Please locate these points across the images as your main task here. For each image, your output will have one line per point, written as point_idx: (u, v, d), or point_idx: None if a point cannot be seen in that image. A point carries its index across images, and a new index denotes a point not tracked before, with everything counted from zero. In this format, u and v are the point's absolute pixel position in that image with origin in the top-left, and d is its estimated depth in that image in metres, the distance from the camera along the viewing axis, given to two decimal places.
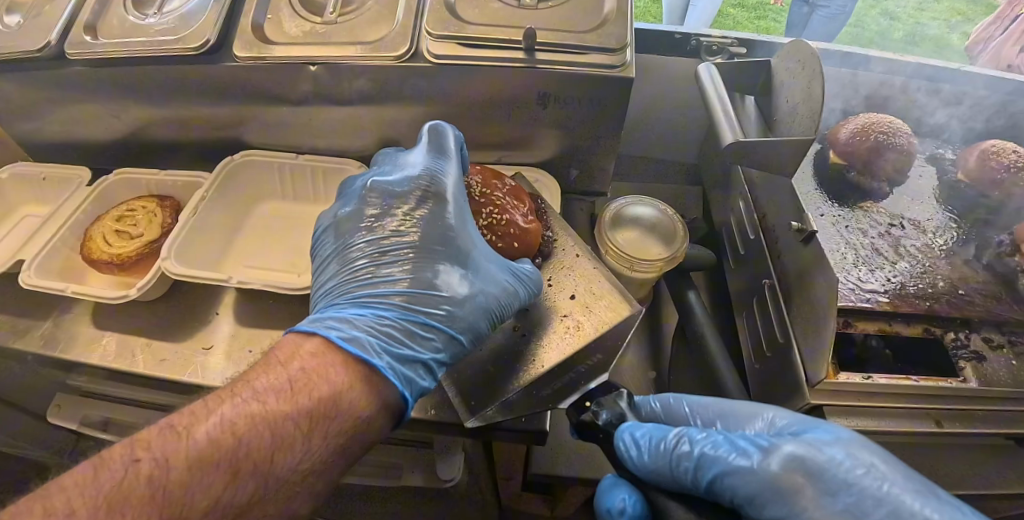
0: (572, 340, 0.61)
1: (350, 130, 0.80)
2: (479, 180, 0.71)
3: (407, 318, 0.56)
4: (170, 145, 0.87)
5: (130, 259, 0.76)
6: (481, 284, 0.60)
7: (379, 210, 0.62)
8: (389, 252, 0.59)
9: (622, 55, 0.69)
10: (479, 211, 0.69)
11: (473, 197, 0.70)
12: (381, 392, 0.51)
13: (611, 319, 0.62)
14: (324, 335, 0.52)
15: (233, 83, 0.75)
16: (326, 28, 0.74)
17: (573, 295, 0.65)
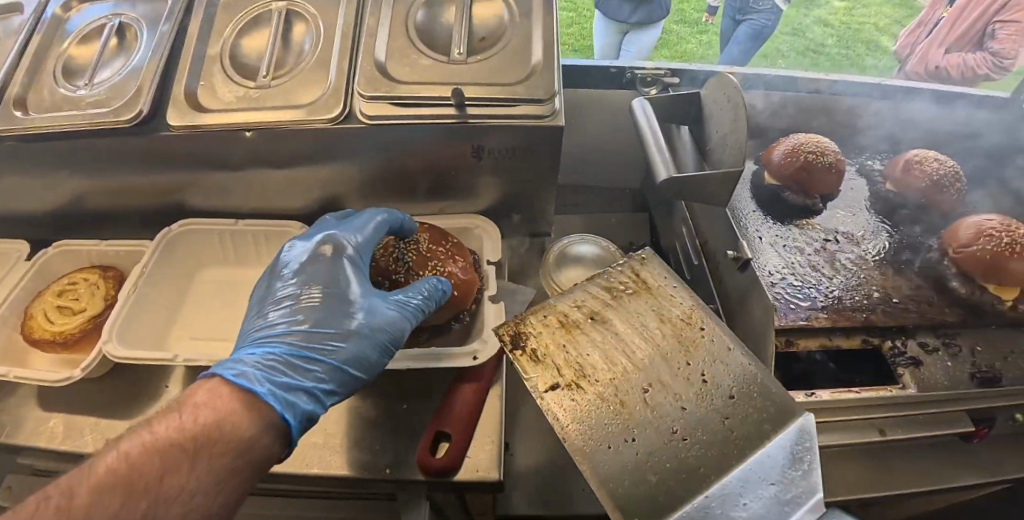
0: (729, 448, 0.48)
1: (292, 188, 0.81)
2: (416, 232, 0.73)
3: (299, 354, 0.56)
4: (111, 212, 0.86)
5: (73, 336, 0.75)
6: (377, 320, 0.60)
7: (284, 262, 0.63)
8: (287, 298, 0.60)
9: (550, 105, 0.71)
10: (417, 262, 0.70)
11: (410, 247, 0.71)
12: (267, 419, 0.51)
13: (764, 423, 0.49)
14: (219, 374, 0.53)
15: (170, 151, 0.76)
16: (260, 91, 0.75)
17: (733, 393, 0.52)
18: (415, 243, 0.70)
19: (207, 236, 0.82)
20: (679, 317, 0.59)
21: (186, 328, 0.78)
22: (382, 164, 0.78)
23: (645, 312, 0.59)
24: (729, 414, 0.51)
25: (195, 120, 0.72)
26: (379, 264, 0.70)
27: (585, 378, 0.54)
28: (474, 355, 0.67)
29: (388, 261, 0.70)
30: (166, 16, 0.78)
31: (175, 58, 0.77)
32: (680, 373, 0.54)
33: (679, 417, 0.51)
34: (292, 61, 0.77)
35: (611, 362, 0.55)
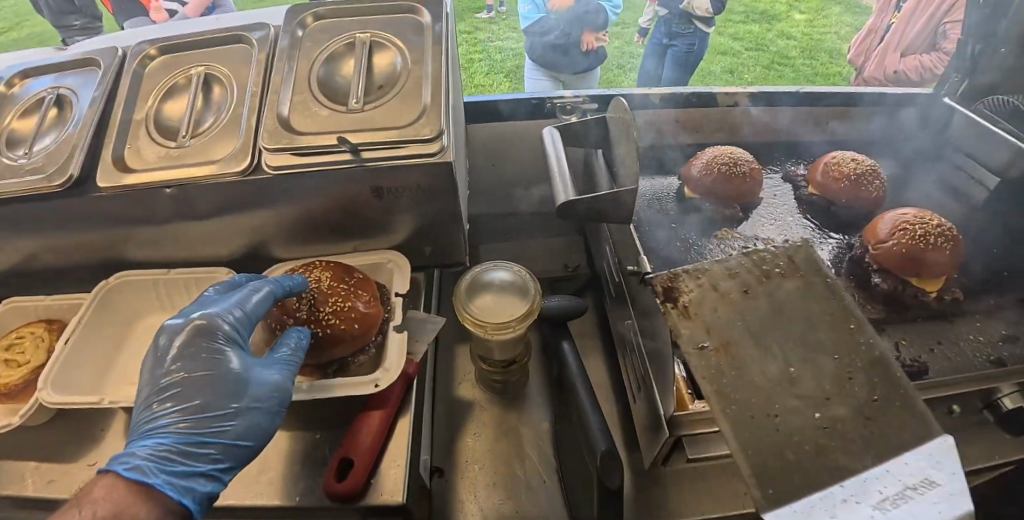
0: (870, 454, 0.51)
1: (220, 236, 0.87)
2: (322, 274, 0.77)
3: (186, 439, 0.61)
4: (58, 271, 0.93)
5: (15, 387, 0.80)
6: (262, 390, 0.65)
7: (164, 348, 0.65)
8: (170, 385, 0.63)
9: (439, 142, 0.76)
10: (322, 300, 0.74)
11: (317, 287, 0.75)
12: (161, 504, 0.57)
13: (905, 441, 0.52)
14: (111, 470, 0.57)
15: (101, 210, 0.82)
16: (180, 150, 0.82)
17: (874, 396, 0.56)
18: (317, 282, 0.75)
19: (144, 286, 0.89)
20: (831, 309, 0.64)
21: (124, 374, 0.83)
22: (296, 208, 0.83)
23: (797, 294, 0.66)
24: (871, 415, 0.54)
25: (119, 181, 0.79)
26: (286, 305, 0.75)
27: (732, 345, 0.62)
28: (374, 383, 0.71)
29: (295, 302, 0.75)
30: (95, 88, 0.85)
31: (104, 125, 0.84)
32: (828, 368, 0.59)
33: (826, 401, 0.56)
34: (210, 120, 0.84)
35: (772, 336, 0.62)
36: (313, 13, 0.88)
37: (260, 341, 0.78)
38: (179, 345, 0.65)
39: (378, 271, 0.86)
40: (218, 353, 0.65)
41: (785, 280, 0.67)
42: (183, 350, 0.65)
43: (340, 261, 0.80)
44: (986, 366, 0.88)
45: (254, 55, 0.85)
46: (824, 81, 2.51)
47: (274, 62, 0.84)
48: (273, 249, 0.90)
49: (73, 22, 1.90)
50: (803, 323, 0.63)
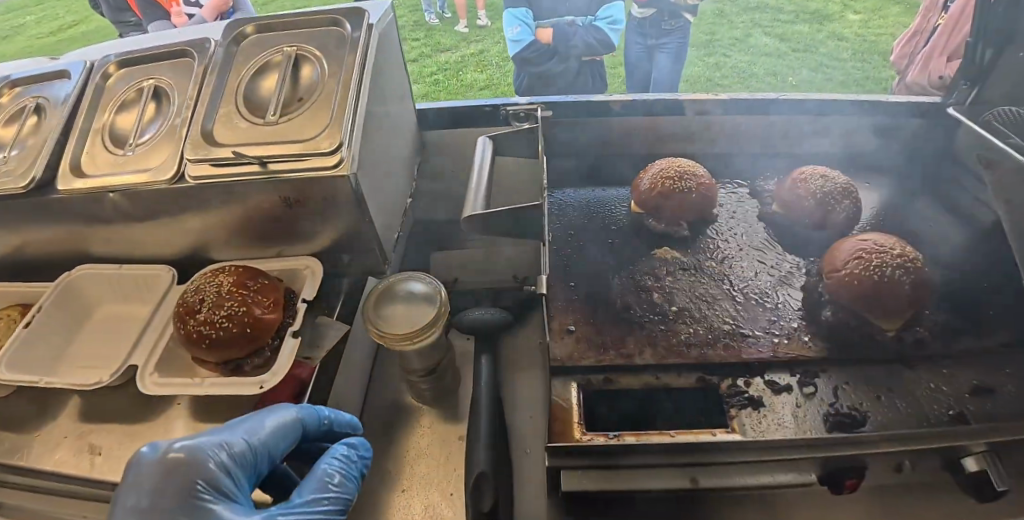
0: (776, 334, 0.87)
1: (164, 237, 0.95)
2: (230, 279, 0.81)
3: None
4: (40, 261, 1.04)
5: None
6: None
7: (132, 504, 0.56)
8: None
9: (338, 155, 0.79)
10: (221, 303, 0.78)
11: (220, 292, 0.79)
12: None
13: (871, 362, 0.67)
14: None
15: (60, 209, 0.91)
16: (125, 157, 0.90)
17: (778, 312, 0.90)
18: (221, 285, 0.80)
19: (101, 279, 0.98)
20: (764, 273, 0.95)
21: (74, 357, 0.92)
22: (220, 213, 0.89)
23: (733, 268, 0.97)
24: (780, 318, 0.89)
25: (67, 183, 0.88)
26: (189, 302, 0.79)
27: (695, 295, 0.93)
28: (259, 384, 0.74)
29: (196, 299, 0.79)
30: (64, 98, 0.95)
31: (67, 132, 0.93)
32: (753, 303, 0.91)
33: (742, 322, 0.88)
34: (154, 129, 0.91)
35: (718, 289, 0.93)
36: (250, 28, 0.93)
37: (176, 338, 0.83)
38: (157, 484, 0.57)
39: (295, 277, 0.90)
40: (210, 510, 0.58)
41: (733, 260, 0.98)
42: (158, 494, 0.57)
43: (253, 268, 0.84)
44: (942, 421, 0.76)
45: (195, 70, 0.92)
46: (877, 84, 2.30)
47: (209, 75, 0.90)
48: (211, 250, 0.96)
49: (129, 18, 2.05)
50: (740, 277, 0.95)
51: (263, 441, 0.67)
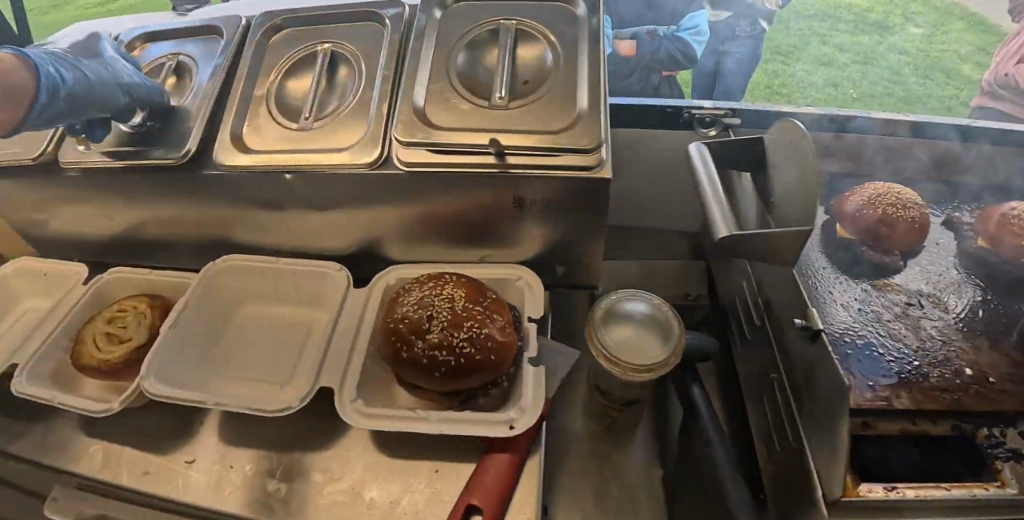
0: None
1: (335, 231, 0.81)
2: (457, 295, 0.69)
3: None
4: (172, 240, 0.92)
5: (113, 367, 0.78)
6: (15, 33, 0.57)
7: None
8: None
9: (597, 155, 0.67)
10: (458, 323, 0.66)
11: (454, 310, 0.68)
12: None
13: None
14: None
15: (218, 187, 0.77)
16: (303, 132, 0.75)
17: None
18: (451, 300, 0.68)
19: (251, 272, 0.82)
20: None
21: (222, 364, 0.77)
22: (421, 207, 0.75)
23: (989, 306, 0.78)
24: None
25: (239, 161, 0.73)
26: (414, 317, 0.67)
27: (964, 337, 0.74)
28: (511, 424, 0.64)
29: (423, 315, 0.67)
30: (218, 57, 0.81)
31: (228, 100, 0.79)
32: None
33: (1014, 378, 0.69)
34: (338, 102, 0.77)
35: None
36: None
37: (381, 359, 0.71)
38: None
39: (502, 289, 0.77)
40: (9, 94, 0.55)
41: (974, 293, 0.80)
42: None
43: (479, 281, 0.71)
44: None
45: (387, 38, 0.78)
46: None
47: (411, 45, 0.77)
48: (388, 246, 0.82)
49: None
50: (987, 316, 0.77)
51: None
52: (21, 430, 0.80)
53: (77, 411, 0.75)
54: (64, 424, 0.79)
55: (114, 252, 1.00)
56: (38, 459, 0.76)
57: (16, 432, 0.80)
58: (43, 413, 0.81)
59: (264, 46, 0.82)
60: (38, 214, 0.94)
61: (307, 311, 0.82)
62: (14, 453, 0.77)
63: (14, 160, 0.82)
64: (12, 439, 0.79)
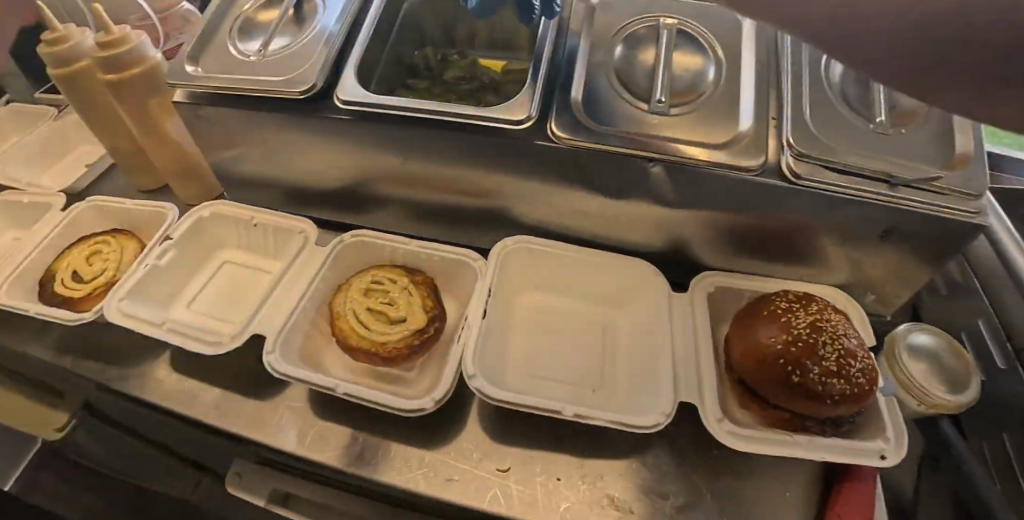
0: None
1: (645, 228, 0.74)
2: (839, 317, 0.65)
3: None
4: (416, 207, 0.81)
5: (394, 354, 0.67)
6: None
7: None
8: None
9: (977, 203, 0.63)
10: (851, 350, 0.64)
11: (843, 335, 0.64)
12: None
13: None
14: None
15: (545, 165, 0.67)
16: (656, 117, 0.67)
17: None
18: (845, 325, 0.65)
19: (544, 258, 0.74)
20: None
21: (524, 360, 0.71)
22: (767, 220, 0.69)
23: None
24: None
25: (590, 136, 0.64)
26: (809, 338, 0.63)
27: None
28: (880, 453, 0.65)
29: (816, 337, 0.64)
30: (546, 19, 0.73)
31: (564, 66, 0.70)
32: None
33: None
34: (691, 86, 0.69)
35: None
36: None
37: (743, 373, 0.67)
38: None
39: None
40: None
41: None
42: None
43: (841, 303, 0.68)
44: None
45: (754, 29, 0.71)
46: None
47: (782, 44, 0.71)
48: (691, 250, 0.76)
49: None
50: None
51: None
52: (274, 415, 0.71)
53: (368, 402, 0.63)
54: (325, 412, 0.70)
55: (322, 208, 0.88)
56: (306, 452, 0.67)
57: (268, 416, 0.71)
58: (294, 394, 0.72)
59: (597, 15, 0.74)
60: (257, 158, 0.82)
61: (600, 309, 0.76)
62: (272, 442, 0.68)
63: (289, 96, 0.70)
64: (266, 425, 0.70)
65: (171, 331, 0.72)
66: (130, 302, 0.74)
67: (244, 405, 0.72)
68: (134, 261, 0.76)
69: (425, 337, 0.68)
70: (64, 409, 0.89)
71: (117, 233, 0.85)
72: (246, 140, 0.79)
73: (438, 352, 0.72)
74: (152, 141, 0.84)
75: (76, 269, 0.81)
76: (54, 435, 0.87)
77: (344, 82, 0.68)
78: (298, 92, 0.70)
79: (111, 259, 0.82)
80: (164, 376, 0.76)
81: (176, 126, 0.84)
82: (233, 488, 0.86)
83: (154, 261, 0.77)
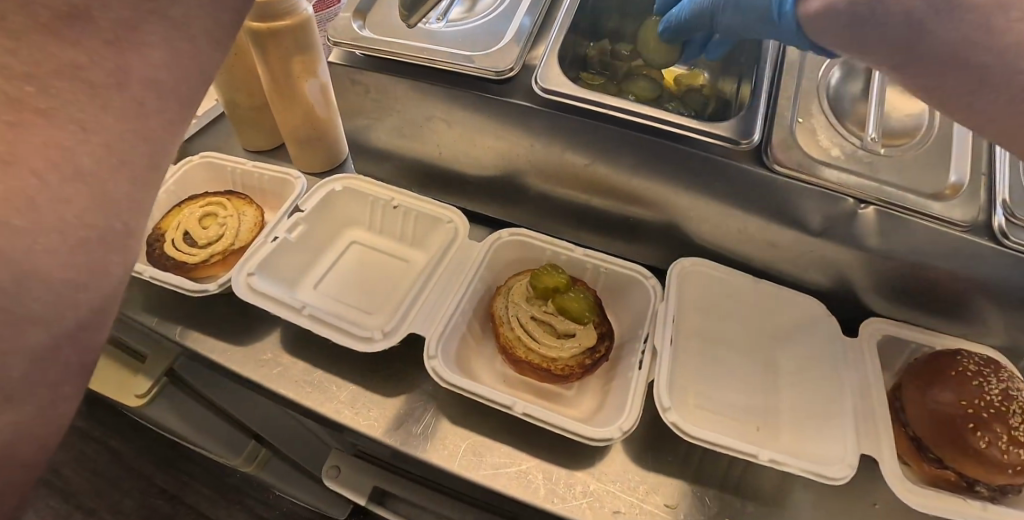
0: None
1: (817, 267, 0.71)
2: (1013, 385, 0.64)
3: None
4: (574, 209, 0.76)
5: (564, 372, 0.62)
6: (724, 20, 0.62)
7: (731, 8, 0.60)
8: (816, 180, 0.61)
9: None
10: None
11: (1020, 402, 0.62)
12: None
13: None
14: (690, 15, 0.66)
15: (746, 189, 0.64)
16: (869, 154, 0.64)
17: None
18: (1019, 393, 0.63)
19: (713, 283, 0.72)
20: None
21: (689, 391, 0.67)
22: (962, 280, 0.65)
23: None
24: None
25: (804, 169, 0.61)
26: (1001, 405, 0.61)
27: None
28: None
29: (1008, 405, 0.62)
30: (777, 117, 0.65)
31: (776, 92, 0.67)
32: None
33: None
34: (904, 129, 0.68)
35: None
36: None
37: (919, 434, 0.65)
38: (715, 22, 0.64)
39: None
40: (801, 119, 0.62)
41: None
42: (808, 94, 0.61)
43: (1013, 370, 0.67)
44: None
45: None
46: None
47: None
48: (859, 294, 0.73)
49: None
50: None
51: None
52: (410, 418, 0.65)
53: (546, 425, 0.58)
54: (471, 422, 0.65)
55: (458, 196, 0.82)
56: (454, 465, 0.61)
57: (405, 418, 0.65)
58: (435, 399, 0.66)
59: None
60: (400, 133, 0.76)
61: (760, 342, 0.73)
62: (414, 450, 0.62)
63: (477, 75, 0.65)
64: (403, 428, 0.64)
65: (308, 317, 0.64)
66: (258, 277, 0.67)
67: (378, 404, 0.66)
68: (264, 234, 0.69)
69: (596, 357, 0.64)
70: (147, 373, 0.79)
71: (232, 195, 0.77)
72: (402, 112, 0.72)
73: (597, 373, 0.67)
74: (283, 99, 0.75)
75: (187, 230, 0.73)
76: (137, 401, 0.79)
77: (545, 73, 0.65)
78: (494, 72, 0.65)
79: (226, 224, 0.74)
80: (285, 361, 0.69)
81: (313, 86, 0.75)
82: (331, 483, 0.79)
83: (284, 236, 0.70)
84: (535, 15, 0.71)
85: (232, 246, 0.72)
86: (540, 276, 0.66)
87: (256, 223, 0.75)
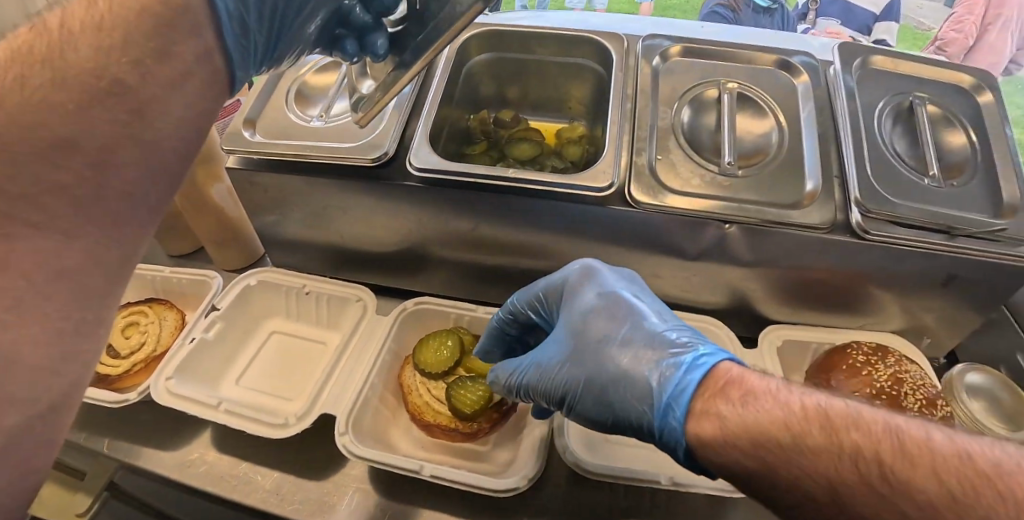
0: None
1: (708, 287, 0.75)
2: (902, 368, 0.67)
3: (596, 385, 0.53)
4: (476, 268, 0.80)
5: (471, 431, 0.65)
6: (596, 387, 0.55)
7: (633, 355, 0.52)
8: (674, 214, 0.65)
9: None
10: (923, 397, 0.64)
11: (910, 382, 0.65)
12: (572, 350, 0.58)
13: None
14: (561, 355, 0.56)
15: (619, 227, 0.69)
16: (728, 178, 0.69)
17: None
18: (909, 375, 0.66)
19: None
20: None
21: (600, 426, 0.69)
22: (838, 275, 0.70)
23: None
24: None
25: (667, 200, 0.66)
26: (892, 390, 0.64)
27: None
28: None
29: (899, 388, 0.64)
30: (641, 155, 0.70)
31: (634, 136, 0.71)
32: None
33: None
34: (758, 150, 0.73)
35: None
36: (873, 58, 0.81)
37: None
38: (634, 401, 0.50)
39: None
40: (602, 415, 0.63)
41: None
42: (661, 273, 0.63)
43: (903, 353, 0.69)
44: None
45: (811, 93, 0.77)
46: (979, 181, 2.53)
47: (842, 99, 0.75)
48: (756, 306, 0.77)
49: None
50: None
51: (610, 414, 0.52)
52: (337, 496, 0.66)
53: (455, 483, 0.59)
54: (395, 490, 0.66)
55: (371, 272, 0.86)
56: None
57: (333, 497, 0.66)
58: (360, 472, 0.68)
59: (660, 78, 0.78)
60: (306, 221, 0.80)
61: None
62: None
63: (358, 163, 0.70)
64: (330, 507, 0.66)
65: (226, 412, 0.66)
66: (176, 381, 0.69)
67: (305, 487, 0.67)
68: (181, 336, 0.72)
69: (504, 409, 0.67)
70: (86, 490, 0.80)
71: (153, 302, 0.81)
72: (302, 202, 0.77)
73: (512, 423, 0.69)
74: (190, 206, 0.80)
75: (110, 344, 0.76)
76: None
77: (418, 152, 0.70)
78: (371, 159, 0.70)
79: (147, 331, 0.77)
80: (212, 457, 0.70)
81: (220, 190, 0.81)
82: None
83: (201, 335, 0.73)
84: (413, 82, 0.78)
85: (154, 352, 0.75)
86: (435, 340, 0.69)
87: (178, 327, 0.78)
